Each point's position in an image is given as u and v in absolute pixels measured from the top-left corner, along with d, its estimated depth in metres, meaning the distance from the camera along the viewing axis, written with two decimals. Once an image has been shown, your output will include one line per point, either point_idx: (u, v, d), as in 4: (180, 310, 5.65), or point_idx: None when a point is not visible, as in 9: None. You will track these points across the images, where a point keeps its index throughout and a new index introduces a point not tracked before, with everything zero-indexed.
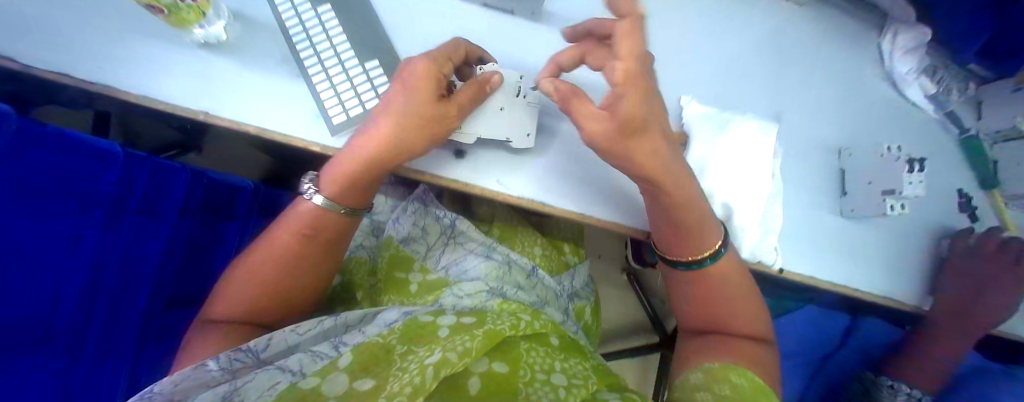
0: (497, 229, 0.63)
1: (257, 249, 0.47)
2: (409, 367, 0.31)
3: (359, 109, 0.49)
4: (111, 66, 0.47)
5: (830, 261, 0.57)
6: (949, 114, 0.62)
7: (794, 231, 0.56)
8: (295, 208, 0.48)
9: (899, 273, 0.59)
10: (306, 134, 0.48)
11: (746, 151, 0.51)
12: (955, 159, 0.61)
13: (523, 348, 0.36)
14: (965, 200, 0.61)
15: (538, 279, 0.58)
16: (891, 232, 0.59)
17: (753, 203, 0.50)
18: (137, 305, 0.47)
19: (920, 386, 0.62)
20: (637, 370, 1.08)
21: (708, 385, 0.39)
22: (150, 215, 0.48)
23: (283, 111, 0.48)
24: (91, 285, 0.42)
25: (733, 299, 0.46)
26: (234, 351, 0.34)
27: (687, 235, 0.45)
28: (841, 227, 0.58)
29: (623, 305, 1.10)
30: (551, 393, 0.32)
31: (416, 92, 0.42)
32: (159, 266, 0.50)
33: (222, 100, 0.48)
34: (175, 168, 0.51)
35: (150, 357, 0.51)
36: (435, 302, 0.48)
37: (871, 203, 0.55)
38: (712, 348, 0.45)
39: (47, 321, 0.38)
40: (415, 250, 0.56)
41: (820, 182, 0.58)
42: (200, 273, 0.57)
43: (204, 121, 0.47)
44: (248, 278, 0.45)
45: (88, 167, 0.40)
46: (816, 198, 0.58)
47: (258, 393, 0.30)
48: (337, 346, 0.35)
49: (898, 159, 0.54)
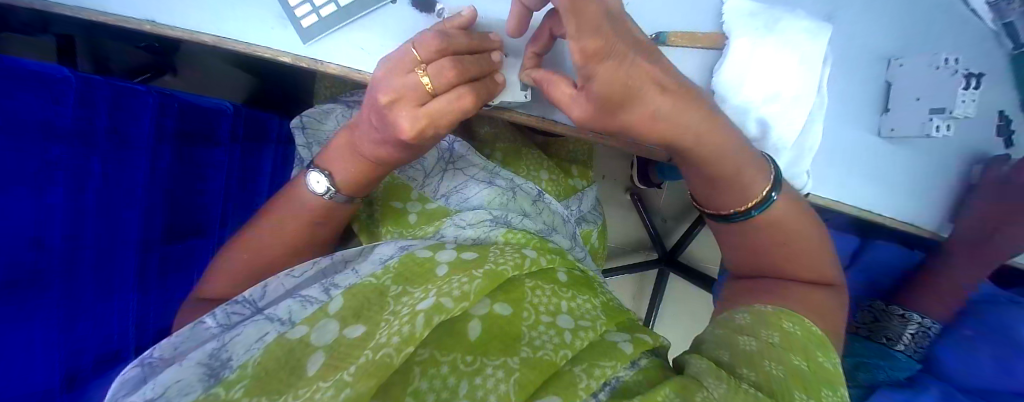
0: (501, 152, 0.58)
1: (258, 227, 0.43)
2: (401, 312, 0.28)
3: (332, 7, 0.41)
4: None
5: (862, 186, 0.52)
6: (1006, 27, 0.51)
7: (828, 152, 0.51)
8: (298, 191, 0.43)
9: (927, 203, 0.55)
10: (273, 42, 0.42)
11: (789, 58, 0.44)
12: (1005, 78, 0.53)
13: (527, 288, 0.34)
14: (1003, 124, 0.54)
15: (545, 205, 0.55)
16: (927, 158, 0.54)
17: (793, 121, 0.45)
18: (129, 243, 0.45)
19: (927, 314, 0.60)
20: (635, 288, 1.11)
21: (753, 327, 0.35)
22: (119, 148, 0.43)
23: (241, 14, 0.41)
24: (74, 226, 0.39)
25: (792, 247, 0.42)
26: (230, 305, 0.32)
27: (728, 187, 0.40)
28: (878, 151, 0.52)
29: (625, 225, 1.09)
30: (556, 337, 0.30)
31: (438, 131, 0.36)
32: (144, 201, 0.46)
33: (167, 4, 0.41)
34: (139, 93, 0.45)
35: (159, 294, 0.50)
36: (435, 234, 0.44)
37: (914, 123, 0.49)
38: (762, 292, 0.41)
39: (36, 269, 0.36)
40: (411, 177, 0.51)
41: (864, 99, 0.51)
42: (193, 205, 0.54)
43: (150, 33, 0.41)
44: (245, 257, 0.41)
45: (36, 97, 0.35)
46: (855, 114, 0.51)
47: (247, 346, 0.28)
48: (328, 290, 0.32)
49: (955, 73, 0.46)
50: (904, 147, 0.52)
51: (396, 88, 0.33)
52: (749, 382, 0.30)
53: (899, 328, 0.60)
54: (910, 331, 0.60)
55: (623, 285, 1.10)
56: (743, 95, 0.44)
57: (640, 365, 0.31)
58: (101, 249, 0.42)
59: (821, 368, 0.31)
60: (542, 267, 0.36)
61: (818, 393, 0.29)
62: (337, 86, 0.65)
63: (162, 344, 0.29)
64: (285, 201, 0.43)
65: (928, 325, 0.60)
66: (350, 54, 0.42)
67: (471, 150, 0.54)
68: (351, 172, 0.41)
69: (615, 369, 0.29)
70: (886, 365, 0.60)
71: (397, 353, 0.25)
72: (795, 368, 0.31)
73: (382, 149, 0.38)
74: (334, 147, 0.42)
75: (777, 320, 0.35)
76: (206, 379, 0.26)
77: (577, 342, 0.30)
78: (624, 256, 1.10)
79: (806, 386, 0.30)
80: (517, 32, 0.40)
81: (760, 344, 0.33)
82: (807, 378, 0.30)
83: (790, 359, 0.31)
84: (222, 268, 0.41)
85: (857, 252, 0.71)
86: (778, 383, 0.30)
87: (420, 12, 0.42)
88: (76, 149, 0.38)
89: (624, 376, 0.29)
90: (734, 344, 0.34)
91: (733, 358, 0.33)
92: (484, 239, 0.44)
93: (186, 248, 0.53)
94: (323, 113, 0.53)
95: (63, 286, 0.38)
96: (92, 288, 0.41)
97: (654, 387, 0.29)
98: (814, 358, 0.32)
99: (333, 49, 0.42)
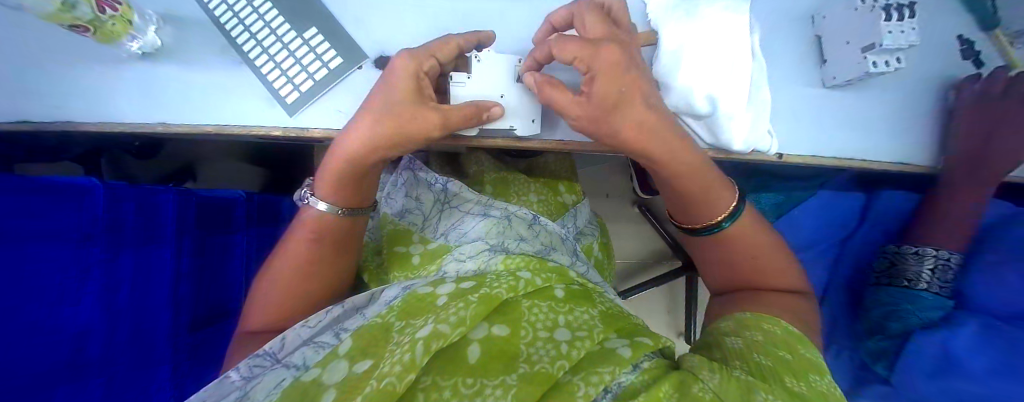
0: (490, 185, 0.58)
1: (276, 263, 0.45)
2: (403, 342, 0.31)
3: (309, 82, 0.48)
4: (67, 104, 0.48)
5: (830, 132, 0.53)
6: None
7: (793, 115, 0.52)
8: (300, 220, 0.45)
9: (907, 142, 0.54)
10: (264, 121, 0.48)
11: (717, 37, 0.44)
12: (946, 3, 0.55)
13: (524, 307, 0.35)
14: (966, 47, 0.54)
15: (541, 227, 0.53)
16: (892, 94, 0.54)
17: (737, 89, 0.44)
18: (164, 342, 0.47)
19: (944, 246, 0.56)
20: (668, 298, 1.08)
21: (738, 331, 0.36)
22: (143, 244, 0.46)
23: (232, 104, 0.48)
24: (107, 327, 0.41)
25: (768, 267, 0.42)
26: (252, 358, 0.34)
27: (698, 206, 0.41)
28: (823, 103, 0.53)
29: (638, 239, 1.09)
30: (553, 350, 0.32)
31: (379, 133, 0.39)
32: (172, 293, 0.49)
33: (175, 107, 0.48)
34: (158, 191, 0.49)
35: (194, 382, 0.50)
36: (438, 271, 0.45)
37: (851, 64, 0.49)
38: (751, 300, 0.41)
39: (76, 351, 0.38)
40: (412, 221, 0.54)
41: (800, 56, 0.53)
42: (227, 284, 0.58)
43: (162, 132, 0.48)
44: (270, 290, 0.43)
45: (67, 212, 0.39)
46: (797, 70, 0.52)
47: (266, 393, 0.30)
48: (338, 334, 0.34)
49: (875, 8, 0.45)
50: (858, 91, 0.53)
51: (392, 76, 0.39)
52: (743, 372, 0.30)
53: (916, 266, 0.56)
54: (928, 266, 0.55)
55: (655, 298, 1.08)
56: (683, 74, 0.44)
57: (643, 367, 0.31)
58: (138, 337, 0.44)
59: (806, 358, 0.31)
60: (537, 286, 0.38)
61: (807, 379, 0.29)
62: None
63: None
64: (289, 235, 0.45)
65: (947, 257, 0.55)
66: (330, 117, 0.49)
67: (465, 187, 0.55)
68: (328, 178, 0.42)
69: (617, 372, 0.30)
70: (913, 310, 0.55)
71: (399, 380, 0.27)
72: (782, 358, 0.31)
73: (356, 141, 0.39)
74: (322, 172, 0.43)
75: (757, 321, 0.36)
76: None
77: (573, 352, 0.31)
78: (649, 270, 1.08)
79: (796, 373, 0.30)
80: (478, 117, 0.41)
81: (746, 343, 0.34)
82: (795, 365, 0.30)
83: (775, 351, 0.32)
84: (256, 308, 0.43)
85: (865, 210, 0.68)
86: (770, 371, 0.30)
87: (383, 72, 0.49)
88: (107, 256, 0.42)
89: (626, 381, 0.30)
90: (725, 344, 0.35)
91: (726, 354, 0.33)
92: (484, 269, 0.44)
93: (227, 329, 0.57)
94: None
95: (105, 372, 0.41)
96: (126, 358, 0.43)
97: (655, 385, 0.29)
98: (798, 350, 0.32)
99: (315, 116, 0.48)
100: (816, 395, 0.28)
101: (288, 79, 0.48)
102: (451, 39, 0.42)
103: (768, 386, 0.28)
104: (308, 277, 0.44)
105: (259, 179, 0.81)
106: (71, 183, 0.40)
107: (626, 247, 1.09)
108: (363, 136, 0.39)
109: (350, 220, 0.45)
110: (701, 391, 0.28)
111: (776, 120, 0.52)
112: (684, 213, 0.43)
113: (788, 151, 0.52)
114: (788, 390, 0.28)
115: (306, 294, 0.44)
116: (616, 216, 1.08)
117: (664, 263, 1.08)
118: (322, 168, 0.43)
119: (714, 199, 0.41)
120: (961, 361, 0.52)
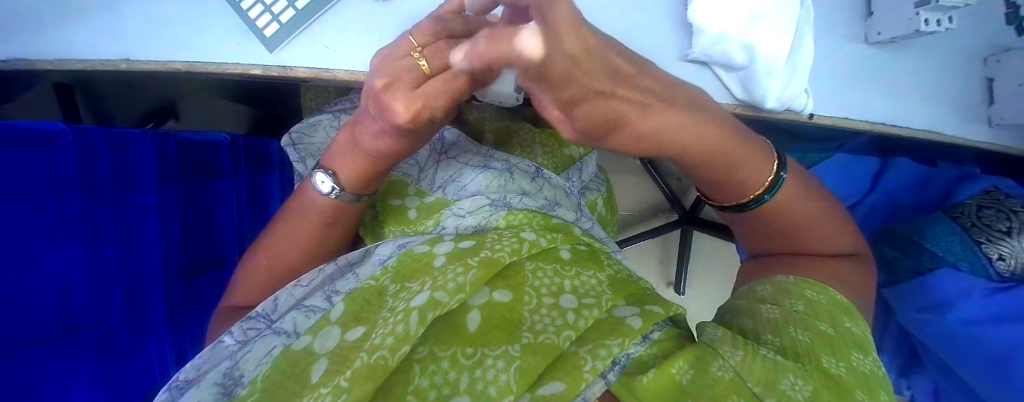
0: (492, 136, 0.54)
1: (276, 232, 0.42)
2: (398, 310, 0.29)
3: (290, 12, 0.42)
4: (20, 37, 0.43)
5: (864, 92, 0.48)
6: None
7: (828, 71, 0.47)
8: (305, 199, 0.41)
9: (943, 103, 0.50)
10: (242, 57, 0.43)
11: None
12: None
13: (528, 270, 0.33)
14: (1011, 11, 0.50)
15: (544, 180, 0.49)
16: (931, 52, 0.49)
17: (775, 38, 0.40)
18: (154, 294, 0.46)
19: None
20: (662, 252, 1.07)
21: (776, 297, 0.34)
22: (124, 194, 0.43)
23: (201, 39, 0.43)
24: (94, 280, 0.39)
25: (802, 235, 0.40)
26: (245, 321, 0.32)
27: (734, 182, 0.37)
28: (861, 57, 0.47)
29: (637, 193, 1.06)
30: (558, 318, 0.30)
31: (412, 143, 0.37)
32: (159, 246, 0.46)
33: (137, 41, 0.43)
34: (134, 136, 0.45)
35: (188, 332, 0.50)
36: (436, 227, 0.42)
37: (899, 21, 0.44)
38: (790, 266, 0.39)
39: (61, 309, 0.36)
40: (406, 172, 0.49)
41: (844, 4, 0.47)
42: (218, 233, 0.56)
43: (129, 70, 0.43)
44: (261, 259, 0.41)
45: (39, 157, 0.35)
46: (838, 19, 0.47)
47: (257, 363, 0.29)
48: (330, 297, 0.32)
49: None
50: (898, 46, 0.48)
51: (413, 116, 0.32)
52: (770, 348, 0.29)
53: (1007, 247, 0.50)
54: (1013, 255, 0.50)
55: (648, 250, 1.07)
56: (717, 24, 0.40)
57: (653, 338, 0.30)
58: (130, 289, 0.42)
59: (849, 333, 0.31)
60: (542, 248, 0.35)
61: (849, 358, 0.29)
62: (323, 96, 0.61)
63: (186, 366, 0.30)
64: (293, 208, 0.42)
65: None
66: (317, 55, 0.43)
67: (462, 137, 0.50)
68: (354, 175, 0.39)
69: (627, 344, 0.29)
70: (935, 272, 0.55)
71: (392, 354, 0.25)
72: (821, 332, 0.30)
73: (389, 148, 0.37)
74: (341, 167, 0.39)
75: (798, 288, 0.34)
76: (219, 397, 0.27)
77: (580, 322, 0.30)
78: (644, 223, 1.07)
79: (830, 349, 0.29)
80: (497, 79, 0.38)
81: (782, 312, 0.32)
82: (836, 341, 0.30)
83: (818, 325, 0.30)
84: (246, 273, 0.41)
85: (877, 175, 0.66)
86: (806, 348, 0.29)
87: (377, 2, 0.43)
88: (86, 202, 0.38)
89: (635, 352, 0.29)
90: (757, 313, 0.33)
91: (759, 325, 0.32)
92: (485, 226, 0.41)
93: (218, 279, 0.55)
94: (310, 127, 0.50)
95: (96, 328, 0.39)
96: (118, 307, 0.41)
97: (668, 359, 0.28)
98: (842, 323, 0.31)
99: (298, 54, 0.43)
100: (853, 376, 0.28)
101: (268, 9, 0.42)
102: (395, 70, 0.31)
103: (799, 367, 0.27)
104: (312, 231, 0.41)
105: (243, 117, 0.76)
106: (35, 126, 0.35)
107: (622, 199, 1.06)
108: (397, 148, 0.37)
109: (360, 204, 0.42)
110: (719, 370, 0.27)
111: (810, 77, 0.47)
112: (720, 191, 0.38)
113: (820, 112, 0.47)
114: (818, 367, 0.28)
115: (301, 266, 0.42)
116: (615, 169, 1.05)
117: (663, 217, 1.07)
118: (342, 170, 0.39)
119: (753, 177, 0.36)
120: (957, 304, 0.52)
